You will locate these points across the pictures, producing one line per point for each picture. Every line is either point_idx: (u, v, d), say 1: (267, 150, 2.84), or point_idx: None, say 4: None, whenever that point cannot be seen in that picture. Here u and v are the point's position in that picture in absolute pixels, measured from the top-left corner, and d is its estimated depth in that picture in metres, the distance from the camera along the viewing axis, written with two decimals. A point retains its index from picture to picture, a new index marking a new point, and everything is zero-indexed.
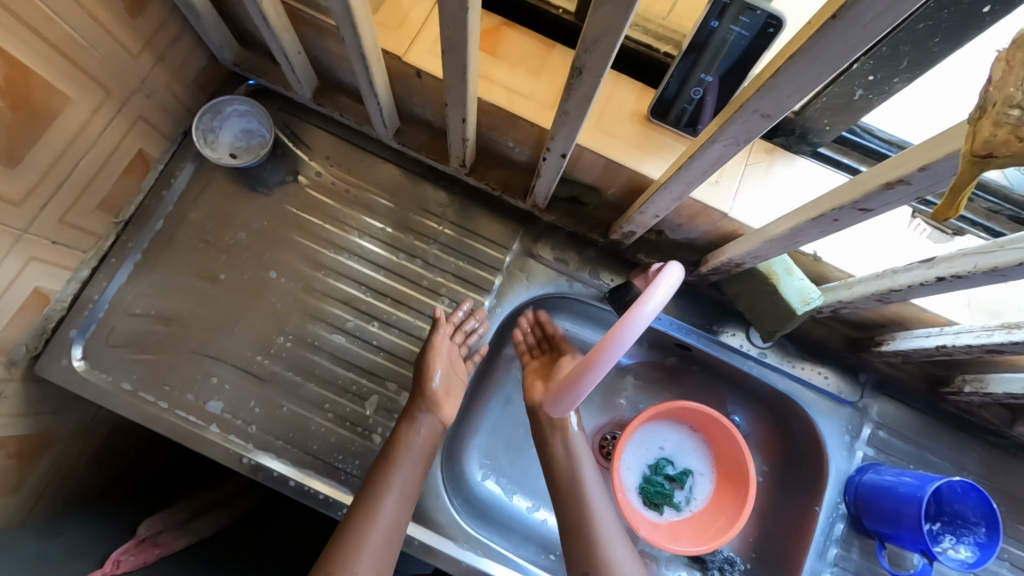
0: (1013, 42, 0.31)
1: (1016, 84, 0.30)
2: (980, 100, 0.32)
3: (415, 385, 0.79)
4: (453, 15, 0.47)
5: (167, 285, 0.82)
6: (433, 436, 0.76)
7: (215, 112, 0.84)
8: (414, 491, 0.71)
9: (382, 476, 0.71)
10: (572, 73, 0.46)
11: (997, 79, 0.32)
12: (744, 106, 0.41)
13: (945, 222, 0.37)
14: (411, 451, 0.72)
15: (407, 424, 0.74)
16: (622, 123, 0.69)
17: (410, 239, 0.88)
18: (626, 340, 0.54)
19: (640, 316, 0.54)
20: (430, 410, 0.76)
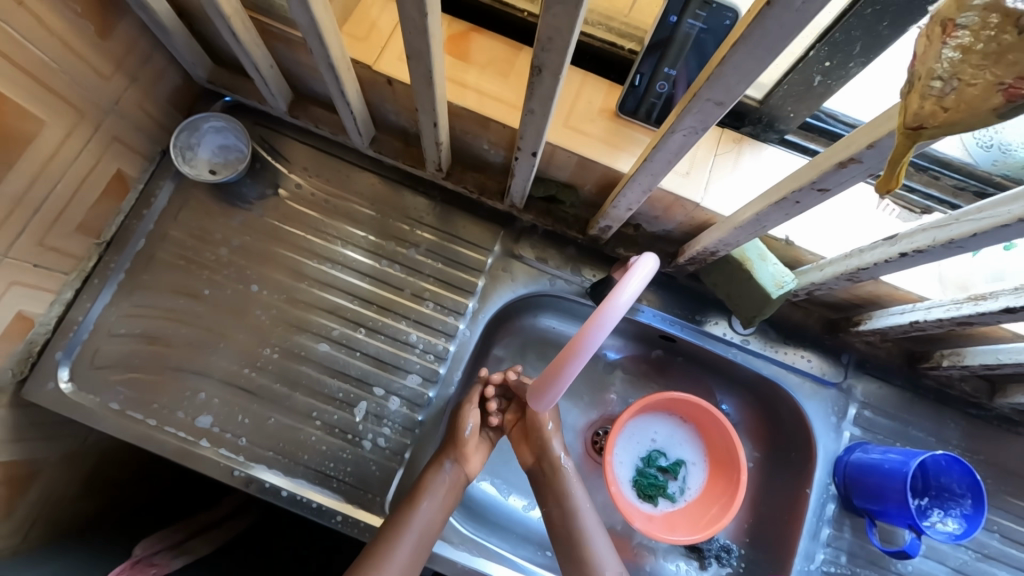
0: (930, 21, 0.32)
1: (936, 57, 0.32)
2: (907, 76, 0.33)
3: (448, 431, 0.81)
4: (412, 20, 0.48)
5: (150, 303, 0.83)
6: (454, 486, 0.76)
7: (192, 129, 0.85)
8: (430, 537, 0.72)
9: (401, 517, 0.72)
10: (531, 72, 0.48)
11: (920, 54, 0.33)
12: (697, 95, 0.42)
13: (888, 197, 0.36)
14: (433, 499, 0.73)
15: (433, 470, 0.76)
16: (591, 120, 0.70)
17: (392, 246, 0.88)
18: (603, 330, 0.55)
19: (617, 305, 0.55)
20: (452, 458, 0.77)
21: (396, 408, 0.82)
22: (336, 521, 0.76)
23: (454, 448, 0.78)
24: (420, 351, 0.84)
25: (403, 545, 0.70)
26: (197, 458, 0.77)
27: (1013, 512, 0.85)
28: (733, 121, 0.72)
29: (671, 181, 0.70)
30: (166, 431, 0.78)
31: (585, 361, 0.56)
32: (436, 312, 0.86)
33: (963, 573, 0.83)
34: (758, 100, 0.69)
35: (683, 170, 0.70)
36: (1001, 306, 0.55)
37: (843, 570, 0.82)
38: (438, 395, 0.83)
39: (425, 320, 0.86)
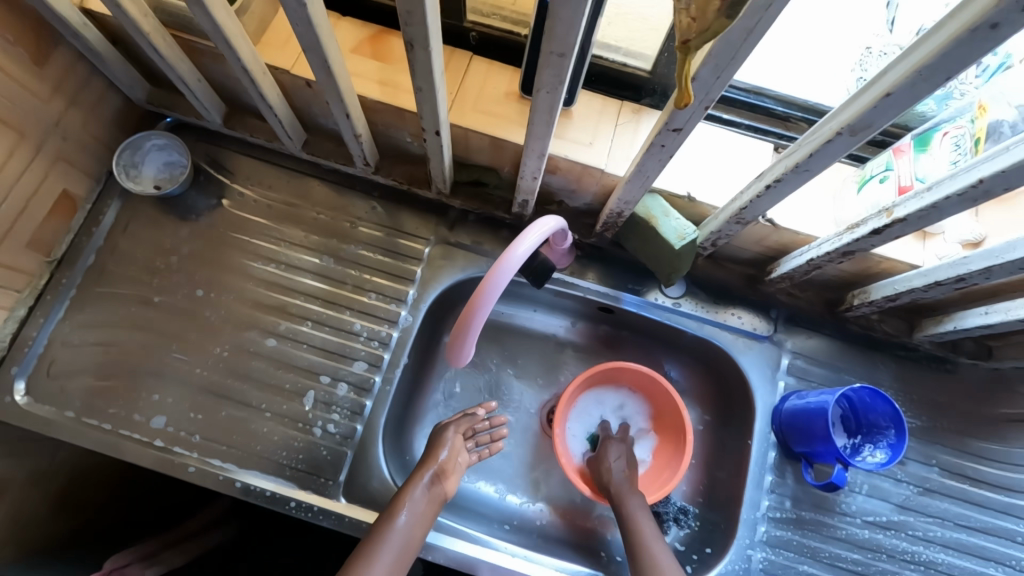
0: None
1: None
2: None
3: (425, 452, 0.83)
4: (297, 14, 0.54)
5: (102, 315, 0.86)
6: (434, 500, 0.77)
7: (135, 148, 0.90)
8: (410, 546, 0.72)
9: (385, 528, 0.72)
10: (407, 48, 0.53)
11: None
12: (544, 51, 0.48)
13: (684, 108, 0.42)
14: (411, 512, 0.73)
15: (414, 485, 0.76)
16: (498, 102, 0.76)
17: (333, 242, 0.92)
18: (500, 283, 0.60)
19: (512, 258, 0.60)
20: (432, 475, 0.79)
21: (344, 394, 0.85)
22: (290, 507, 0.78)
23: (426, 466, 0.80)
24: (365, 339, 0.88)
25: (385, 553, 0.70)
26: (154, 457, 0.80)
27: (951, 446, 0.87)
28: (632, 94, 0.76)
29: (575, 151, 0.75)
30: (121, 434, 0.81)
31: (485, 315, 0.61)
32: (379, 301, 0.90)
33: (907, 509, 0.85)
34: (647, 71, 0.74)
35: (587, 140, 0.76)
36: (868, 230, 0.59)
37: (789, 515, 0.84)
38: (383, 379, 0.86)
39: (368, 310, 0.89)
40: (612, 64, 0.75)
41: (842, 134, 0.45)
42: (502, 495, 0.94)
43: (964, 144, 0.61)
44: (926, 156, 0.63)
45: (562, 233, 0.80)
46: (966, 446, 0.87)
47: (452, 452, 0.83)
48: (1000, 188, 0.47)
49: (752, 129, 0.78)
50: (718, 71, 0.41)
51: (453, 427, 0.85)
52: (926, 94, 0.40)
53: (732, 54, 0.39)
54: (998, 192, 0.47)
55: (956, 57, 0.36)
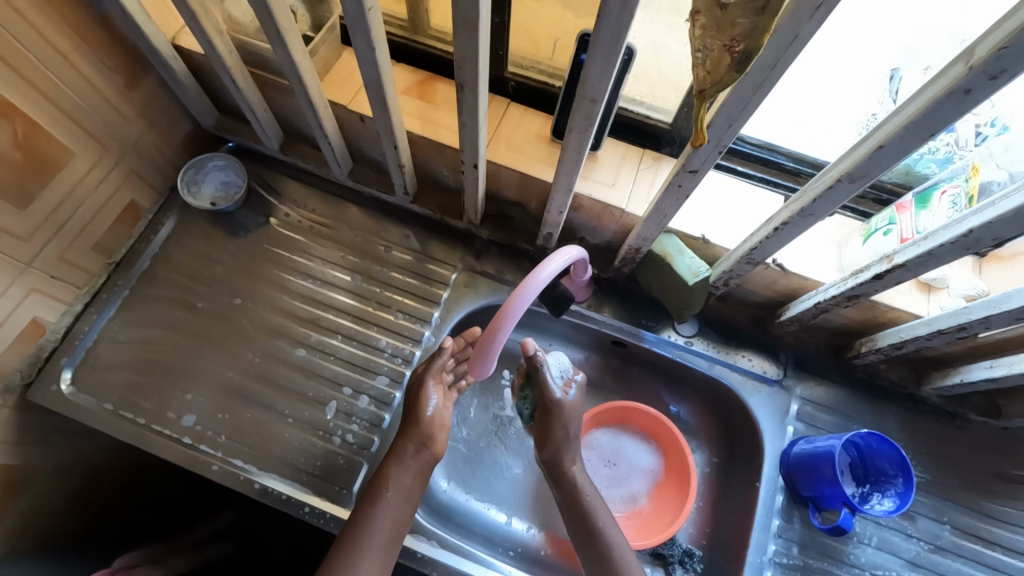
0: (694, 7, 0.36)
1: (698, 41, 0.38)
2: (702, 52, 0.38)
3: (409, 412, 0.82)
4: (365, 57, 0.62)
5: (149, 316, 0.93)
6: (420, 469, 0.79)
7: (198, 168, 0.99)
8: (398, 529, 0.73)
9: (372, 508, 0.73)
10: (457, 89, 0.61)
11: (698, 35, 0.37)
12: (578, 96, 0.55)
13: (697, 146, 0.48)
14: (393, 492, 0.75)
15: (395, 458, 0.78)
16: (530, 144, 0.84)
17: (366, 263, 0.99)
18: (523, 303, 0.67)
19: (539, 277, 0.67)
20: (413, 444, 0.79)
21: (365, 406, 0.89)
22: (304, 512, 0.81)
23: (412, 434, 0.80)
24: (389, 355, 0.93)
25: (374, 535, 0.71)
26: (181, 453, 0.84)
27: (963, 504, 0.87)
28: (652, 143, 0.84)
29: (598, 192, 0.82)
30: (153, 429, 0.85)
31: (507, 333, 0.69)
32: (404, 320, 0.95)
33: (917, 565, 0.84)
34: (668, 124, 0.81)
35: (610, 182, 0.82)
36: (871, 275, 0.64)
37: (796, 561, 0.84)
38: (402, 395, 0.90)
39: (393, 328, 0.94)
40: (637, 115, 0.83)
41: (842, 179, 0.51)
42: (507, 521, 0.95)
43: (959, 202, 0.65)
44: (926, 213, 0.67)
45: (582, 263, 0.85)
46: (978, 504, 0.87)
47: (436, 410, 0.81)
48: (988, 238, 0.51)
49: (764, 180, 0.85)
50: (731, 119, 0.47)
51: (432, 379, 0.82)
52: (913, 147, 0.45)
53: (742, 105, 0.45)
54: (988, 242, 0.52)
55: (935, 116, 0.41)
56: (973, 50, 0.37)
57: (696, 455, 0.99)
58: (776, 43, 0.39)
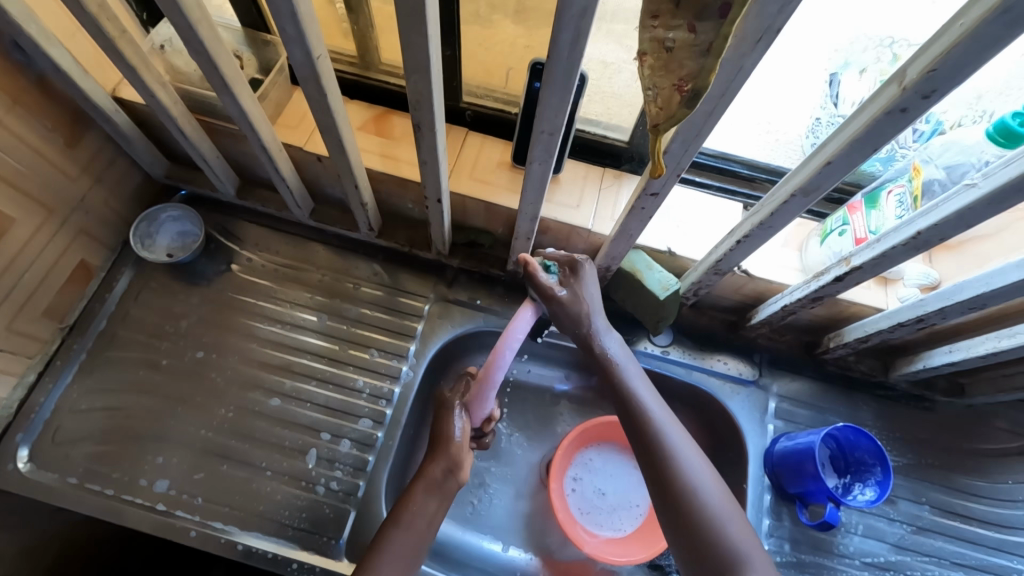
0: (641, 50, 0.37)
1: (647, 81, 0.38)
2: (653, 91, 0.39)
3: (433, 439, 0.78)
4: (318, 104, 0.61)
5: (110, 380, 0.88)
6: (446, 495, 0.75)
7: (151, 220, 0.95)
8: (416, 554, 0.71)
9: (394, 532, 0.71)
10: (415, 129, 0.61)
11: (649, 75, 0.38)
12: (536, 130, 0.55)
13: (658, 178, 0.48)
14: (418, 516, 0.72)
15: (422, 482, 0.74)
16: (493, 173, 0.85)
17: (336, 302, 0.96)
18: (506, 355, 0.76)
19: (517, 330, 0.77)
20: (441, 467, 0.75)
21: (347, 450, 0.87)
22: (292, 569, 0.78)
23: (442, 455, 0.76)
24: (368, 396, 0.90)
25: (391, 560, 0.69)
26: (156, 521, 0.80)
27: (938, 483, 0.90)
28: (613, 161, 0.85)
29: (563, 214, 0.83)
30: (123, 499, 0.81)
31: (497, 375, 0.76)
32: (380, 357, 0.93)
33: (903, 548, 0.87)
34: (626, 142, 0.83)
35: (574, 204, 0.83)
36: (831, 277, 0.66)
37: (789, 558, 0.85)
38: (385, 434, 0.88)
39: (370, 366, 0.92)
40: (595, 136, 0.84)
41: (796, 194, 0.53)
42: (503, 550, 0.94)
43: (905, 201, 0.67)
44: (876, 212, 0.70)
45: None
46: (951, 481, 0.90)
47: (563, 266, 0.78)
48: (936, 238, 0.53)
49: (721, 189, 0.88)
50: (686, 145, 0.48)
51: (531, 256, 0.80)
52: (860, 160, 0.47)
53: (696, 131, 0.46)
54: (936, 241, 0.54)
55: (876, 133, 0.43)
56: (904, 72, 0.39)
57: None
58: (721, 76, 0.40)
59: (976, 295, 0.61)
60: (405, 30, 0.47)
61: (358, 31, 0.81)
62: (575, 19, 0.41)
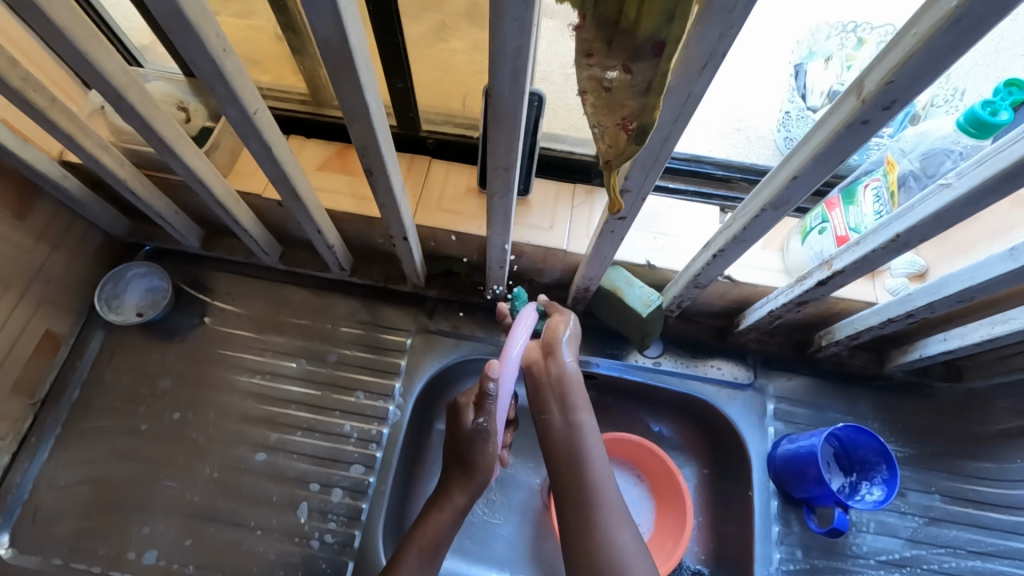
0: (581, 89, 0.35)
1: (592, 119, 0.36)
2: (598, 128, 0.36)
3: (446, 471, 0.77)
4: (264, 157, 0.59)
5: (88, 451, 0.86)
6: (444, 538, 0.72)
7: (117, 280, 0.92)
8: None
9: (405, 565, 0.71)
10: (367, 174, 0.58)
11: (592, 113, 0.35)
12: (490, 167, 0.53)
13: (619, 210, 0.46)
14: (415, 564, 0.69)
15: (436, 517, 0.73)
16: (460, 202, 0.82)
17: (316, 345, 0.94)
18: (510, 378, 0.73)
19: (512, 353, 0.74)
20: (465, 498, 0.75)
21: (339, 500, 0.84)
22: None
23: (468, 479, 0.75)
24: (356, 440, 0.88)
25: None
26: None
27: (945, 470, 0.88)
28: (583, 176, 0.83)
29: (536, 237, 0.80)
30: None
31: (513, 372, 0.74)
32: (366, 399, 0.90)
33: (917, 542, 0.84)
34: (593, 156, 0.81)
35: (547, 225, 0.81)
36: (814, 282, 0.64)
37: (802, 565, 0.83)
38: (377, 479, 0.85)
39: (356, 409, 0.89)
40: (561, 153, 0.82)
41: (766, 209, 0.50)
42: None
43: (882, 196, 0.64)
44: (854, 209, 0.67)
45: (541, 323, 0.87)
46: (958, 467, 0.89)
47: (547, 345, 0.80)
48: (916, 239, 0.51)
49: (697, 194, 0.84)
50: (646, 169, 0.46)
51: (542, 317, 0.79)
52: (828, 173, 0.44)
53: (653, 156, 0.44)
54: (916, 242, 0.52)
55: (841, 145, 0.41)
56: (862, 83, 0.37)
57: (685, 470, 0.96)
58: (670, 101, 0.38)
59: (963, 290, 0.59)
60: (338, 81, 0.45)
61: (306, 71, 0.78)
62: (511, 60, 0.38)
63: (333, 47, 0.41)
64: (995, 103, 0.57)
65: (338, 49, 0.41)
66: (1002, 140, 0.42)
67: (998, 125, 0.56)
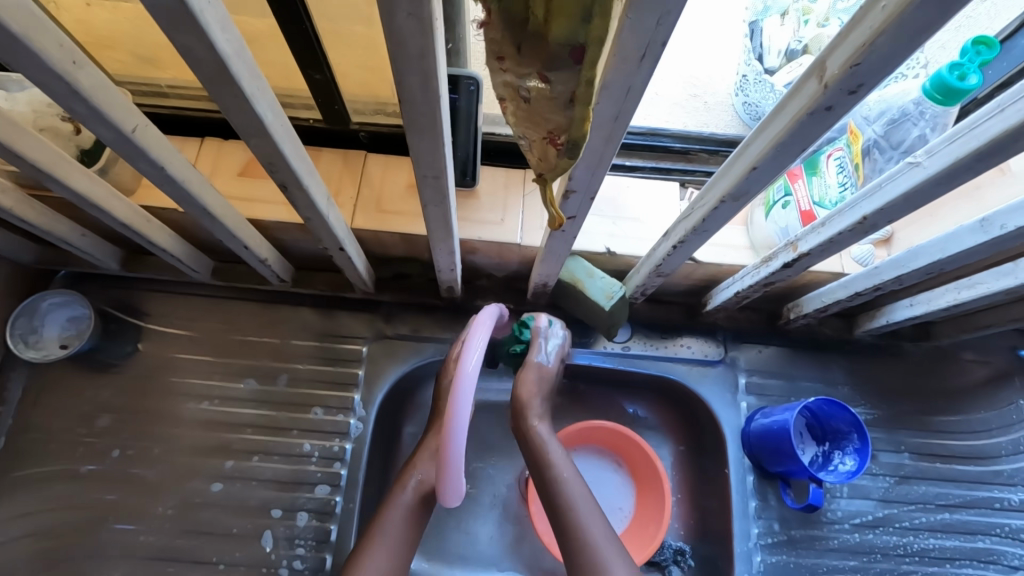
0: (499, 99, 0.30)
1: (517, 130, 0.32)
2: (525, 140, 0.32)
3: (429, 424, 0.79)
4: (159, 177, 0.51)
5: (26, 501, 0.79)
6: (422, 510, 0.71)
7: (31, 313, 0.83)
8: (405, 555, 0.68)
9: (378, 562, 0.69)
10: (283, 190, 0.51)
11: (515, 124, 0.31)
12: (418, 174, 0.47)
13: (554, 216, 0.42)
14: None
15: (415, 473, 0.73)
16: (402, 199, 0.76)
17: (265, 362, 0.87)
18: (468, 390, 0.59)
19: (468, 365, 0.60)
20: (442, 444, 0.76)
21: (306, 524, 0.80)
22: None
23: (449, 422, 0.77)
24: (318, 460, 0.83)
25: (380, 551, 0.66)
26: None
27: (913, 427, 0.89)
28: None
29: (487, 232, 0.75)
30: None
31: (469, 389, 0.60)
32: (325, 415, 0.85)
33: (890, 501, 0.86)
34: None
35: (498, 218, 0.75)
36: (780, 264, 0.61)
37: (781, 538, 0.83)
38: (344, 498, 0.81)
39: (315, 427, 0.84)
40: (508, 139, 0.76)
41: (725, 200, 0.46)
42: None
43: (847, 166, 0.61)
44: (817, 179, 0.63)
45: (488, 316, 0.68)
46: (926, 424, 0.90)
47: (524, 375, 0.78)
48: (884, 221, 0.47)
49: (656, 170, 0.79)
50: (590, 169, 0.41)
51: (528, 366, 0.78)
52: (789, 162, 0.40)
53: (596, 156, 0.39)
54: (884, 223, 0.48)
55: (803, 134, 0.36)
56: (824, 64, 0.32)
57: (661, 450, 0.95)
58: (608, 98, 0.32)
59: (932, 263, 0.56)
60: (217, 95, 0.37)
61: None
62: (416, 63, 0.32)
63: (201, 57, 0.33)
64: (963, 65, 0.53)
65: (207, 58, 0.33)
66: (975, 114, 0.38)
67: (966, 88, 0.53)
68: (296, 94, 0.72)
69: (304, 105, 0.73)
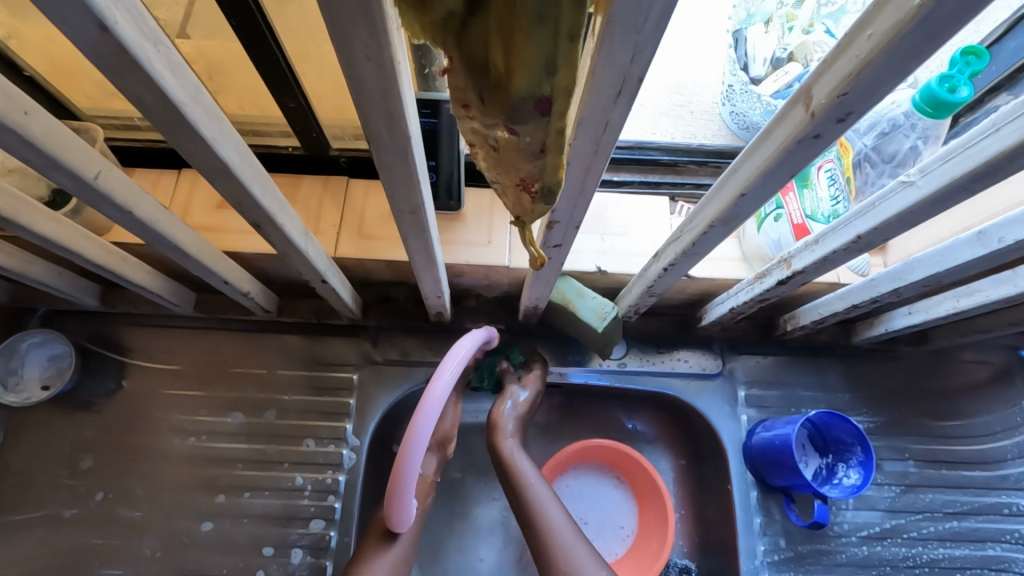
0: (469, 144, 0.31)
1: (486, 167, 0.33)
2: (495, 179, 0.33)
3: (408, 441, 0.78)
4: (128, 220, 0.49)
5: (10, 549, 0.77)
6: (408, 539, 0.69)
7: (10, 353, 0.80)
8: None
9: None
10: (255, 227, 0.49)
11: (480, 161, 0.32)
12: (394, 208, 0.45)
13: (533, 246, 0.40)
14: None
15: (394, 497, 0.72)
16: (386, 225, 0.74)
17: (252, 394, 0.85)
18: (431, 416, 0.56)
19: (437, 390, 0.57)
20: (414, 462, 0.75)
21: (300, 561, 0.78)
22: None
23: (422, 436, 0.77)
24: (311, 493, 0.81)
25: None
26: None
27: (916, 433, 0.88)
28: None
29: (473, 255, 0.73)
30: None
31: (435, 412, 0.57)
32: (317, 446, 0.83)
33: (896, 511, 0.84)
34: None
35: (485, 239, 0.73)
36: (775, 280, 0.59)
37: (787, 554, 0.82)
38: (339, 532, 0.79)
39: (306, 459, 0.82)
40: None
41: (714, 225, 0.45)
42: None
43: (838, 179, 0.61)
44: (809, 192, 0.62)
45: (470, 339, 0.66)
46: (929, 429, 0.88)
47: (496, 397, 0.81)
48: (879, 239, 0.46)
49: (644, 184, 0.78)
50: (574, 201, 0.39)
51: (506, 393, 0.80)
52: (777, 188, 0.38)
53: (578, 189, 0.37)
54: (880, 241, 0.47)
55: (790, 161, 0.34)
56: (810, 92, 0.31)
57: (661, 465, 0.93)
58: (585, 133, 0.31)
59: (929, 275, 0.55)
60: (173, 140, 0.36)
61: None
62: (380, 104, 0.30)
63: (152, 104, 0.31)
64: (953, 77, 0.52)
65: (158, 104, 0.31)
66: (969, 132, 0.36)
67: (958, 101, 0.52)
68: (272, 122, 0.70)
69: (280, 132, 0.72)
